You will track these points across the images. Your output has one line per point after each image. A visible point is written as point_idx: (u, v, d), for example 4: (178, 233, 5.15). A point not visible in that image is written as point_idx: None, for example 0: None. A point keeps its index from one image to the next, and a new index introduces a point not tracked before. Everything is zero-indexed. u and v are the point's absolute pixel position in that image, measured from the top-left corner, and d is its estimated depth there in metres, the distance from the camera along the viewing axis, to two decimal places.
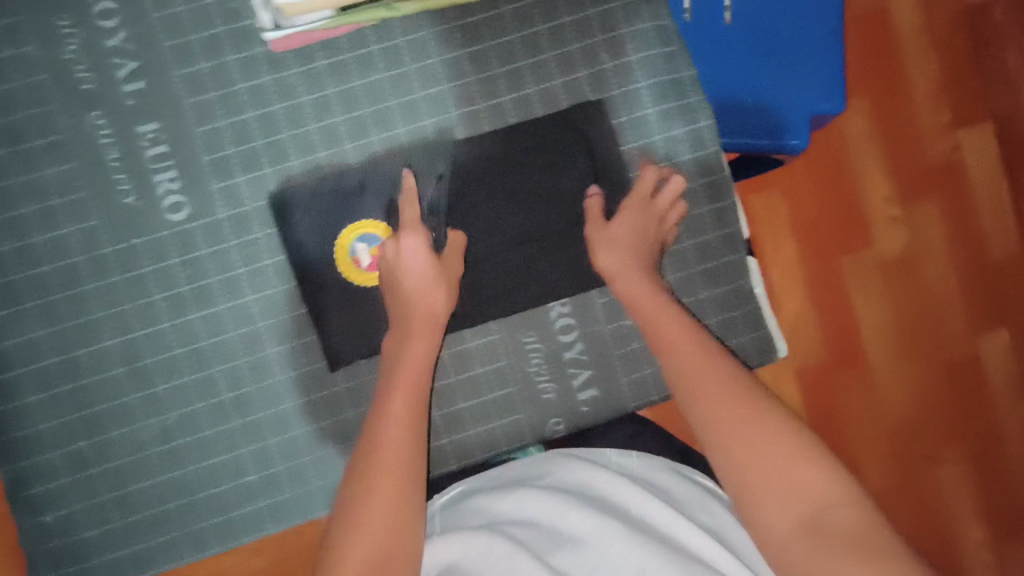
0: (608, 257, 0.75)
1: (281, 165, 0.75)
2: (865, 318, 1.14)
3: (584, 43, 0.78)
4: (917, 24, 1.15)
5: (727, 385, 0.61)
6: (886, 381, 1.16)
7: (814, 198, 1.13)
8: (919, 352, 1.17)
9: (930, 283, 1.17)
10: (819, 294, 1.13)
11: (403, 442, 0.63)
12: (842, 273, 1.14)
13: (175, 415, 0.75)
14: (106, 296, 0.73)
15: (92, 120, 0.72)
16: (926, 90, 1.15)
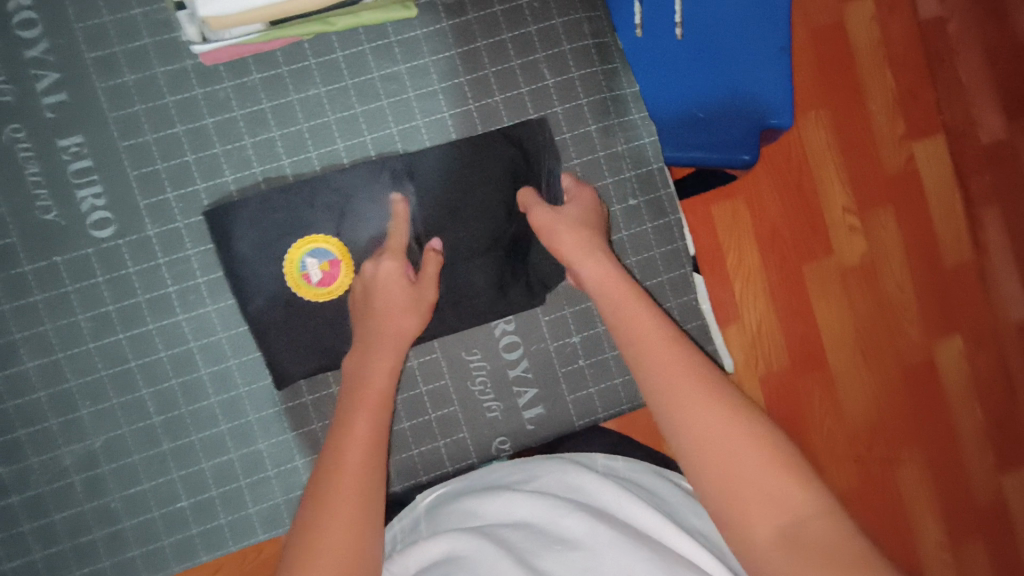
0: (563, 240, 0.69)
1: (214, 181, 0.73)
2: (825, 326, 1.15)
3: (526, 59, 0.77)
4: (873, 37, 1.15)
5: (701, 385, 0.53)
6: (846, 389, 1.16)
7: (776, 207, 1.13)
8: (878, 359, 1.18)
9: (888, 290, 1.18)
10: (780, 303, 1.13)
11: (367, 452, 0.59)
12: (802, 283, 1.14)
13: (100, 439, 0.72)
14: (26, 316, 0.70)
15: (11, 133, 0.69)
16: (880, 102, 1.17)
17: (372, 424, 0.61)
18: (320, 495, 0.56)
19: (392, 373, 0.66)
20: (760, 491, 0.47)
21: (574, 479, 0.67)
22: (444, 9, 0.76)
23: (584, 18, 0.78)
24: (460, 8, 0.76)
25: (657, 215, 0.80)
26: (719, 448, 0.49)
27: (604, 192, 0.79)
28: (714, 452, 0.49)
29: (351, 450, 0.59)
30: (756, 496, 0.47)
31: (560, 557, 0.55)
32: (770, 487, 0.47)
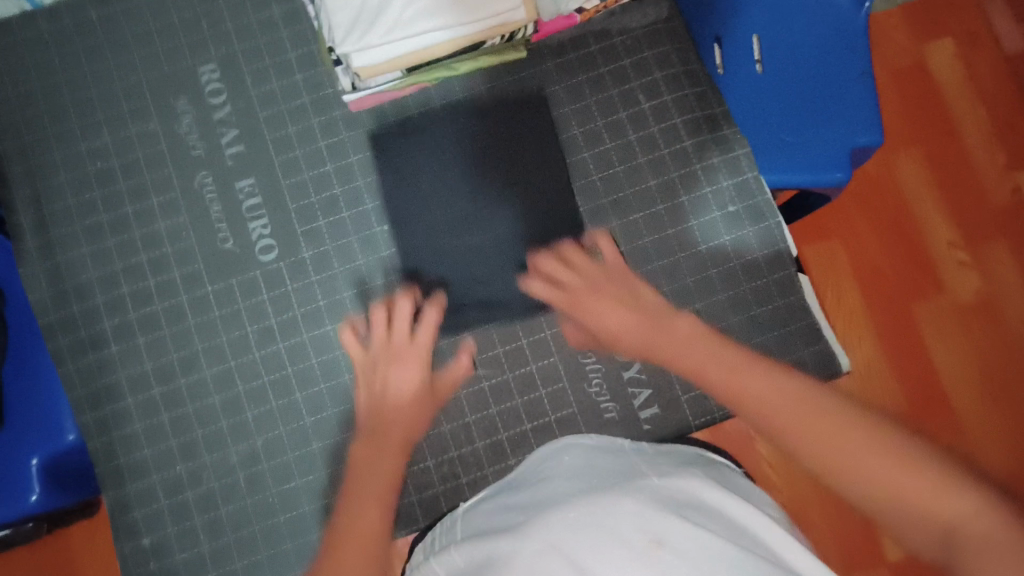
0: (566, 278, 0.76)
1: (357, 209, 0.84)
2: (942, 361, 1.18)
3: (622, 89, 0.86)
4: (959, 74, 1.23)
5: (784, 396, 0.56)
6: (976, 425, 1.16)
7: (880, 253, 1.20)
8: (1011, 394, 1.17)
9: (1017, 327, 1.18)
10: (891, 338, 1.18)
11: (398, 438, 0.70)
12: (914, 318, 1.19)
13: (261, 439, 0.80)
14: (205, 330, 0.82)
15: (200, 180, 0.84)
16: (976, 137, 1.22)
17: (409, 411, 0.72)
18: (367, 448, 0.69)
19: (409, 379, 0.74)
20: (869, 473, 0.50)
21: (592, 469, 0.68)
22: (548, 52, 0.87)
23: (673, 49, 0.87)
24: (562, 50, 0.87)
25: (756, 219, 0.84)
26: (820, 436, 0.53)
27: (703, 200, 0.85)
28: (817, 445, 0.53)
29: (390, 432, 0.70)
30: (865, 481, 0.50)
31: (580, 533, 0.55)
32: (876, 471, 0.50)
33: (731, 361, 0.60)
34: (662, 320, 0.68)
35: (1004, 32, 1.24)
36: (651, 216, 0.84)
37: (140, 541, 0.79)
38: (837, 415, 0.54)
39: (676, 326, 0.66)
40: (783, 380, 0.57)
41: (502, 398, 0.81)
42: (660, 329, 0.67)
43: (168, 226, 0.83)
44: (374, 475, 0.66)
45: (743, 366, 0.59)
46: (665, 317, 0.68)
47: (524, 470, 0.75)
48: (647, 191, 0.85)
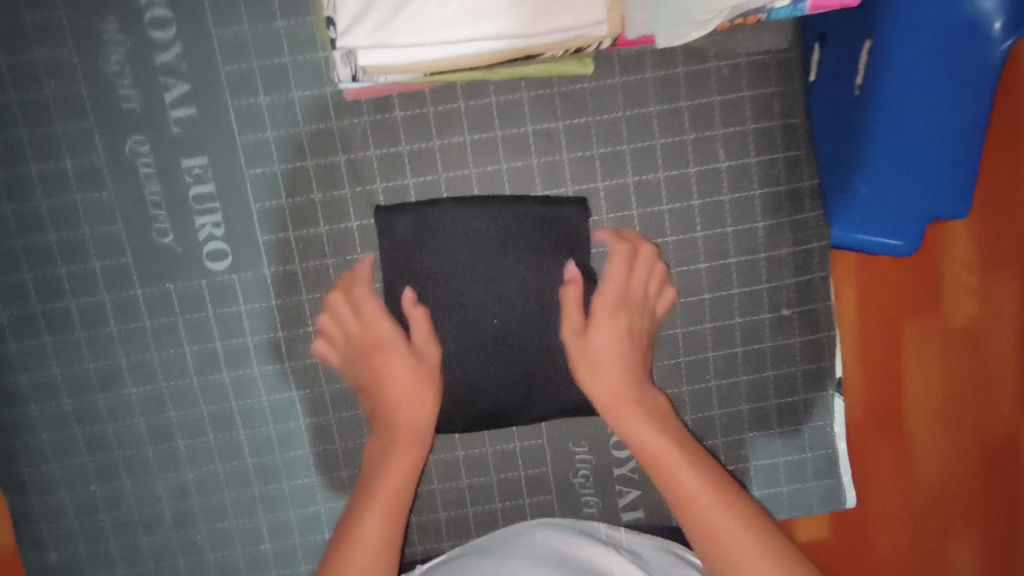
0: (593, 380, 0.63)
1: (338, 225, 0.66)
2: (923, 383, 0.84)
3: (700, 135, 0.67)
4: None
5: (754, 542, 0.53)
6: (930, 461, 0.84)
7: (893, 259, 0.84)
8: (971, 441, 0.81)
9: None
10: (879, 347, 0.86)
11: (394, 499, 0.60)
12: (910, 329, 0.84)
13: (194, 473, 0.70)
14: (131, 341, 0.67)
15: (132, 145, 0.64)
16: None
17: (405, 465, 0.61)
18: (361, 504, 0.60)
19: (405, 432, 0.62)
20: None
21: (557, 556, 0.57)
22: (619, 63, 0.66)
23: (777, 93, 0.67)
24: (637, 64, 0.66)
25: (808, 328, 0.71)
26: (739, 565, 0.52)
27: (757, 297, 0.70)
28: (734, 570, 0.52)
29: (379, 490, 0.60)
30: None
31: None
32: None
33: (729, 509, 0.55)
34: (638, 384, 0.63)
35: None
36: (692, 305, 0.70)
37: (46, 555, 0.70)
38: (761, 547, 0.53)
39: (652, 404, 0.62)
40: (722, 494, 0.56)
41: (476, 473, 0.72)
42: (634, 399, 0.62)
43: (88, 201, 0.64)
44: (365, 529, 0.57)
45: (700, 477, 0.57)
46: (644, 388, 0.64)
47: (488, 534, 0.64)
48: (695, 274, 0.69)
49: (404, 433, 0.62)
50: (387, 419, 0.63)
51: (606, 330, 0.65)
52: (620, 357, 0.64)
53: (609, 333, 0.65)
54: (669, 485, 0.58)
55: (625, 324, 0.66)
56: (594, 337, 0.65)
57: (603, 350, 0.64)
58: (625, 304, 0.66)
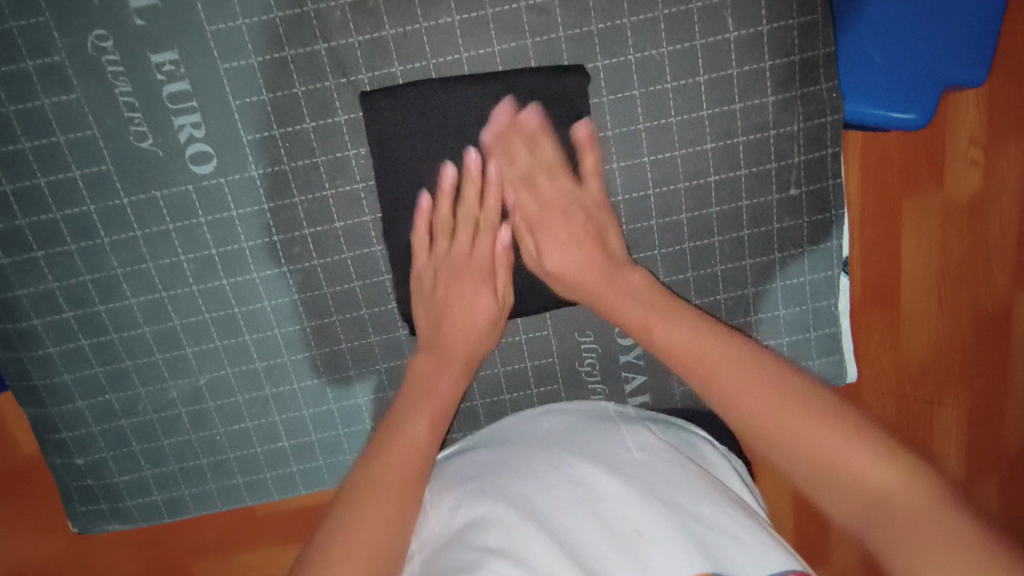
0: (554, 254, 0.64)
1: (325, 121, 0.63)
2: (914, 257, 0.88)
3: (707, 3, 0.62)
4: None
5: (739, 366, 0.49)
6: (915, 328, 0.91)
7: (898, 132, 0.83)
8: (950, 303, 0.91)
9: (991, 233, 0.88)
10: (881, 228, 0.87)
11: (417, 468, 0.52)
12: (908, 209, 0.86)
13: (205, 378, 0.71)
14: (125, 251, 0.65)
15: (95, 41, 0.59)
16: None
17: (430, 425, 0.56)
18: (373, 473, 0.50)
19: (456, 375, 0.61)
20: (824, 462, 0.42)
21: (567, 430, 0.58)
22: None
23: None
24: None
25: (817, 208, 0.69)
26: (768, 421, 0.45)
27: (764, 178, 0.68)
28: (767, 427, 0.45)
29: (403, 460, 0.52)
30: (817, 472, 0.43)
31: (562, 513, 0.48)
32: (829, 453, 0.42)
33: (716, 346, 0.51)
34: (614, 276, 0.61)
35: None
36: (697, 189, 0.68)
37: (72, 460, 0.73)
38: (790, 398, 0.45)
39: (638, 293, 0.59)
40: (737, 351, 0.50)
41: (484, 365, 0.73)
42: (626, 296, 0.59)
43: (56, 105, 0.61)
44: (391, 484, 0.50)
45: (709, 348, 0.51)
46: (622, 277, 0.61)
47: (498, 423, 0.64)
48: (701, 156, 0.67)
49: (456, 367, 0.62)
50: (437, 363, 0.61)
51: (555, 242, 0.64)
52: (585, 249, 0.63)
53: (557, 250, 0.63)
54: (663, 349, 0.53)
55: (572, 229, 0.63)
56: (547, 255, 0.64)
57: (560, 263, 0.63)
58: (574, 205, 0.64)
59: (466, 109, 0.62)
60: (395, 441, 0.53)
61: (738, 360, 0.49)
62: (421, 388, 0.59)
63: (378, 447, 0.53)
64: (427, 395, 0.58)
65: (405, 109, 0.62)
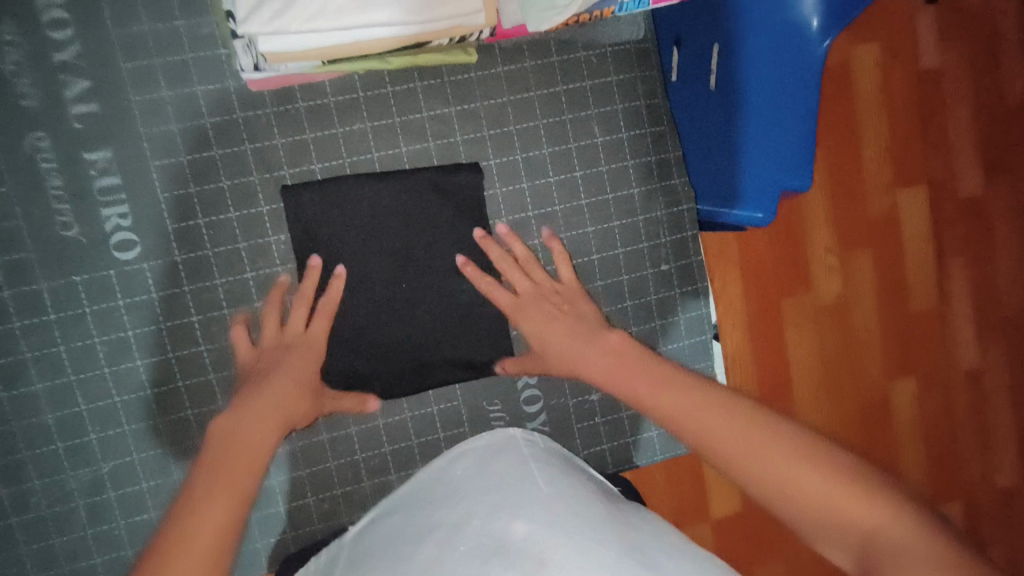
0: (528, 323, 0.69)
1: (248, 210, 0.70)
2: (796, 357, 1.03)
3: (577, 115, 0.76)
4: (871, 90, 1.03)
5: (713, 404, 0.50)
6: (809, 422, 1.05)
7: (767, 248, 1.00)
8: (837, 396, 1.06)
9: (860, 335, 1.06)
10: (761, 329, 1.02)
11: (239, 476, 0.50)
12: (784, 315, 1.02)
13: (108, 466, 0.69)
14: (36, 336, 0.66)
15: (32, 141, 0.65)
16: (868, 135, 1.04)
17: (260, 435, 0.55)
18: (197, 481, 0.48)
19: (300, 397, 0.62)
20: (824, 509, 0.42)
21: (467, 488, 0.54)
22: (501, 53, 0.74)
23: (639, 78, 0.78)
24: (516, 54, 0.74)
25: (686, 281, 0.81)
26: (763, 455, 0.45)
27: (639, 256, 0.79)
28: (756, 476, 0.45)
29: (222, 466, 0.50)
30: (822, 524, 0.42)
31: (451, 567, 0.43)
32: (828, 501, 0.42)
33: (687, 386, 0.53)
34: (593, 343, 0.64)
35: (925, 48, 1.04)
36: (583, 266, 0.78)
37: None
38: (785, 442, 0.45)
39: (615, 353, 0.61)
40: (724, 398, 0.50)
41: (397, 439, 0.76)
42: (602, 361, 0.61)
43: None
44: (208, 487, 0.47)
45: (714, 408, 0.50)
46: (601, 340, 0.63)
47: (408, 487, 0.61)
48: (584, 238, 0.78)
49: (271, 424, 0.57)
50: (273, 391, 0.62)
51: (531, 318, 0.69)
52: (552, 322, 0.68)
53: (532, 325, 0.69)
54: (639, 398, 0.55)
55: (551, 313, 0.69)
56: (520, 327, 0.69)
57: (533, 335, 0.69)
58: (552, 291, 0.70)
59: (377, 201, 0.71)
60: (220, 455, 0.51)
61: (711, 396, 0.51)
62: (263, 402, 0.58)
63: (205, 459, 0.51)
64: (240, 457, 0.52)
65: (321, 200, 0.70)
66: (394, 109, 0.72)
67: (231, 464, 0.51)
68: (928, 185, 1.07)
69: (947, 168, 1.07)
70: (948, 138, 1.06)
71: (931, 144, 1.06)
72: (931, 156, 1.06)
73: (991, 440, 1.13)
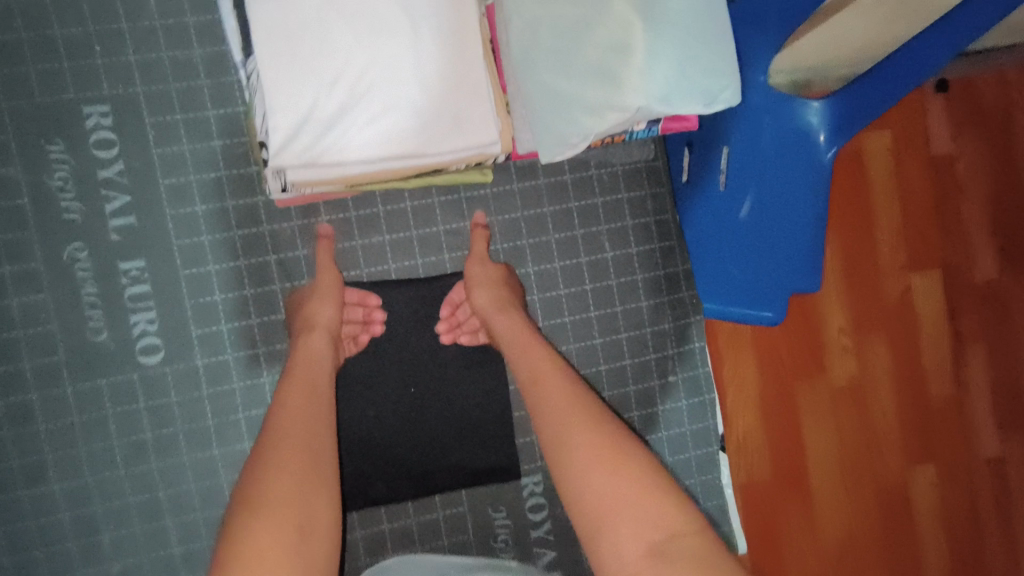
0: (482, 297, 0.69)
1: (268, 318, 0.73)
2: (810, 441, 1.04)
3: (589, 229, 0.79)
4: (887, 172, 1.04)
5: (605, 448, 0.49)
6: (825, 510, 1.04)
7: (779, 329, 1.02)
8: (852, 483, 1.05)
9: (877, 421, 1.06)
10: (772, 412, 1.02)
11: (309, 469, 0.49)
12: (797, 398, 1.03)
13: (115, 567, 0.70)
14: (58, 436, 0.69)
15: (71, 251, 0.69)
16: (885, 220, 1.05)
17: (309, 414, 0.54)
18: (263, 509, 0.45)
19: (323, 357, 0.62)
20: (639, 516, 0.45)
21: None
22: (516, 171, 0.77)
23: (648, 194, 0.81)
24: (531, 172, 0.78)
25: (693, 391, 0.82)
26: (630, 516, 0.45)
27: (645, 366, 0.81)
28: (591, 476, 0.49)
29: (290, 469, 0.48)
30: None
31: None
32: None
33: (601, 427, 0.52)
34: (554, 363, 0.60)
35: (939, 133, 1.05)
36: (590, 374, 0.80)
37: None
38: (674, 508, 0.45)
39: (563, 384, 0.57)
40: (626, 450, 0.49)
41: (402, 545, 0.76)
42: (558, 382, 0.57)
43: (22, 306, 0.68)
44: (290, 481, 0.47)
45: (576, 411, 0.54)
46: (562, 368, 0.59)
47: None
48: (592, 348, 0.80)
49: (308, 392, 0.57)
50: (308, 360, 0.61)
51: (486, 301, 0.69)
52: (517, 329, 0.65)
53: (505, 321, 0.66)
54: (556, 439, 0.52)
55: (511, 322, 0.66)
56: (477, 295, 0.70)
57: (501, 327, 0.66)
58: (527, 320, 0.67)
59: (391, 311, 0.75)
60: (279, 455, 0.49)
61: (614, 441, 0.50)
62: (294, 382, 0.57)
63: (263, 454, 0.50)
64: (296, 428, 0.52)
65: None
66: (412, 223, 0.75)
67: (290, 432, 0.51)
68: (946, 269, 1.07)
69: (965, 255, 1.07)
70: (964, 223, 1.07)
71: (948, 230, 1.06)
72: (951, 241, 1.06)
73: (1016, 534, 1.10)
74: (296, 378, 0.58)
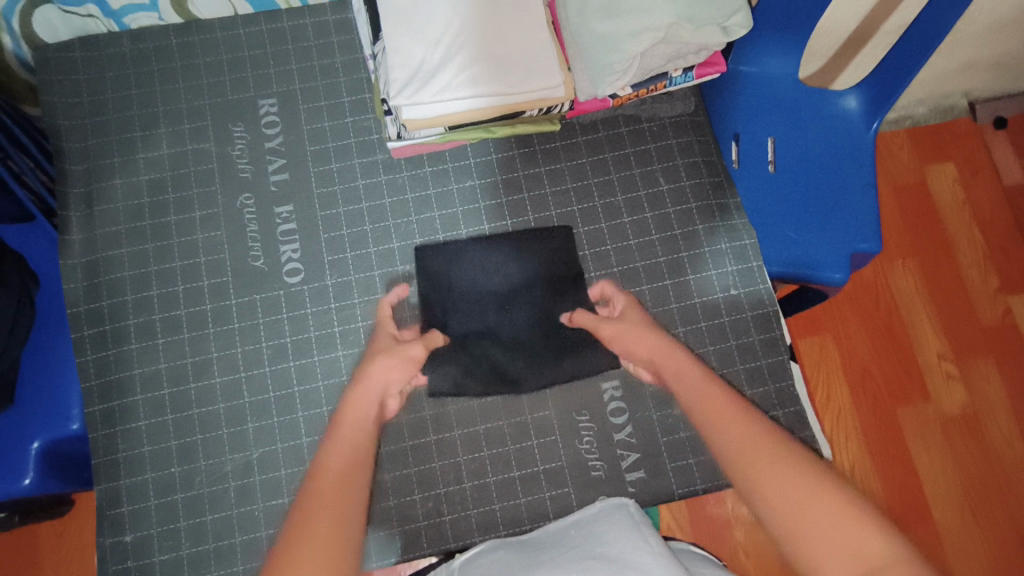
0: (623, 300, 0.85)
1: (383, 246, 0.90)
2: (926, 471, 1.19)
3: (645, 169, 0.94)
4: (956, 199, 1.31)
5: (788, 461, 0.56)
6: (960, 547, 1.16)
7: (869, 355, 1.24)
8: (992, 517, 1.17)
9: (997, 443, 1.21)
10: (875, 440, 1.21)
11: (335, 530, 0.54)
12: (902, 424, 1.21)
13: (257, 451, 0.83)
14: (223, 339, 0.86)
15: (241, 199, 0.90)
16: (972, 258, 1.29)
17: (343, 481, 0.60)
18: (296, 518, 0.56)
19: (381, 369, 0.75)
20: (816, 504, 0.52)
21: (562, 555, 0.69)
22: (580, 128, 0.95)
23: (695, 141, 0.95)
24: (592, 128, 0.95)
25: (757, 306, 0.90)
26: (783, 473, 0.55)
27: (708, 280, 0.91)
28: (751, 462, 0.57)
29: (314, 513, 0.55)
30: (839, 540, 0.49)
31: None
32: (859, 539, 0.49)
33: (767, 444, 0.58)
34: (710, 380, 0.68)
35: (1004, 164, 1.33)
36: (657, 289, 0.90)
37: (121, 538, 0.81)
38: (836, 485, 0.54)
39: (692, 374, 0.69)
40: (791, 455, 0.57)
41: (495, 443, 0.85)
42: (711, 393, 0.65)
43: (206, 239, 0.89)
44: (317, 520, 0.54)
45: (756, 439, 0.59)
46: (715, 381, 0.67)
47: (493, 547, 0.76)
48: (657, 266, 0.91)
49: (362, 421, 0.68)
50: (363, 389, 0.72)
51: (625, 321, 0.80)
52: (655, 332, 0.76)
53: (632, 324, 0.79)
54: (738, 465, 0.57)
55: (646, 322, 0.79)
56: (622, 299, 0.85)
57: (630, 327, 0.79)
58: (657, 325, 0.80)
59: (486, 242, 0.90)
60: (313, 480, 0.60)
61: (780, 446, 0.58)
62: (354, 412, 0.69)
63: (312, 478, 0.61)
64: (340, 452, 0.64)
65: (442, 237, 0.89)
66: (498, 169, 0.93)
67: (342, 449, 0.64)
68: None
69: None
70: None
71: None
72: None
73: None
74: (330, 471, 0.61)
